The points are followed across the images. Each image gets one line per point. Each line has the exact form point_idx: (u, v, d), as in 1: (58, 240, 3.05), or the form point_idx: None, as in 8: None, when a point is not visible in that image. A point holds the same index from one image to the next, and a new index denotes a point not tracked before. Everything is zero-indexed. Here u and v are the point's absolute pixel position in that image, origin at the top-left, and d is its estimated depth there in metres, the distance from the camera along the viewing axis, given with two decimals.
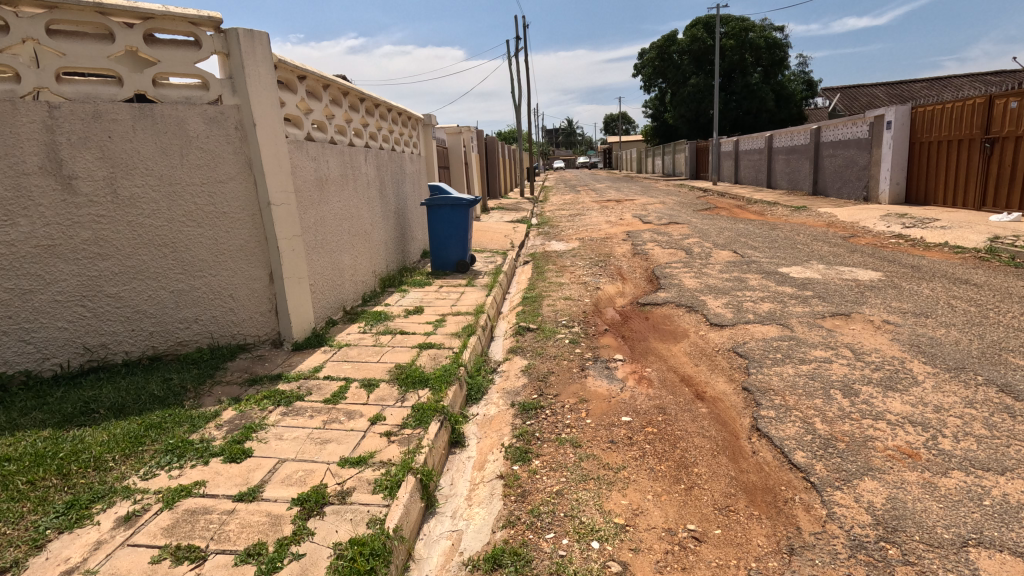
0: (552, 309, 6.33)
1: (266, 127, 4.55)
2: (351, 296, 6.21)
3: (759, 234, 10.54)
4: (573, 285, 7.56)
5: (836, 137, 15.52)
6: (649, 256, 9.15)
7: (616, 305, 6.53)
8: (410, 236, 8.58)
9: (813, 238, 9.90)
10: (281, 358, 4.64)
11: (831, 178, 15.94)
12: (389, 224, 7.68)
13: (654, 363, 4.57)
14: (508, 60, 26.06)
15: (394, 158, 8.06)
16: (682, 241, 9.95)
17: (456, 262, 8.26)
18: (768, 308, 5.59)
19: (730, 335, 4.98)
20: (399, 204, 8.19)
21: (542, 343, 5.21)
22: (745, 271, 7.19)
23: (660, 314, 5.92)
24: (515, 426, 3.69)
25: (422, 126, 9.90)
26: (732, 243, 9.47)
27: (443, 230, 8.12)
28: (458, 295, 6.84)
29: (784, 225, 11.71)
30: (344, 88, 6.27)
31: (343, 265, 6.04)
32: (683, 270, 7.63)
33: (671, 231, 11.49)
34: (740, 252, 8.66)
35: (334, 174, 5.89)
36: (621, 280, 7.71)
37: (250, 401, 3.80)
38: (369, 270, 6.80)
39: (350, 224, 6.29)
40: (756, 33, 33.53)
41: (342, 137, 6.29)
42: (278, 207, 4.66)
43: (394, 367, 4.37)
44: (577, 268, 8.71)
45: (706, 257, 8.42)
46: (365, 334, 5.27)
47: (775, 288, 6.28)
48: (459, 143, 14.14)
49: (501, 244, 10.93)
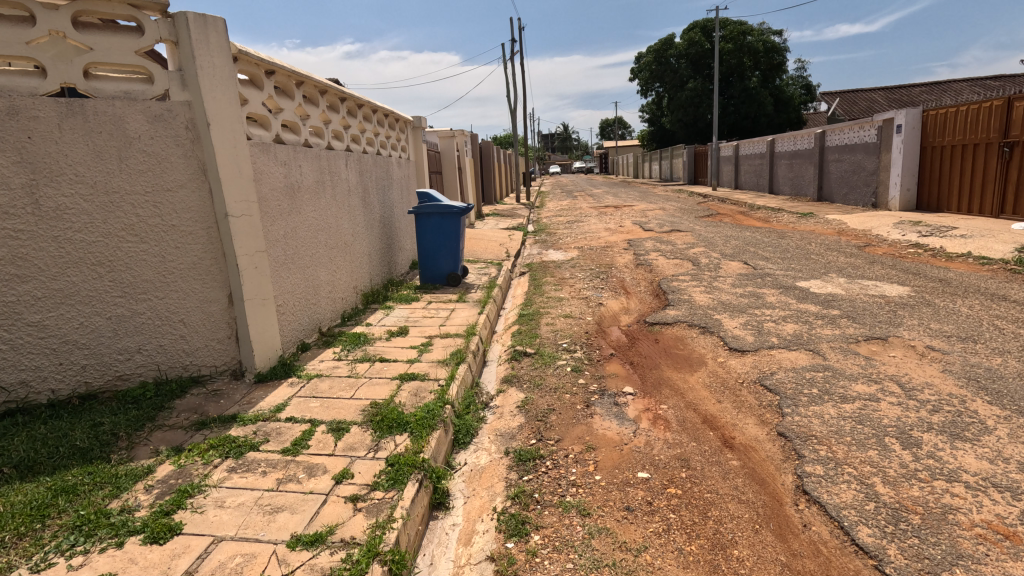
0: (552, 329, 5.73)
1: (223, 127, 3.96)
2: (328, 316, 5.60)
3: (768, 243, 10.01)
4: (573, 300, 6.97)
5: (842, 141, 15.04)
6: (654, 267, 8.58)
7: (621, 324, 5.94)
8: (397, 247, 7.99)
9: (826, 247, 9.37)
10: (240, 393, 4.02)
11: (837, 184, 15.44)
12: (374, 234, 7.08)
13: (670, 398, 3.98)
14: (503, 64, 25.60)
15: (379, 163, 7.47)
16: (687, 252, 9.41)
17: (446, 274, 7.67)
18: (793, 330, 5.01)
19: (755, 363, 4.40)
20: (385, 212, 7.61)
21: (541, 372, 4.62)
22: (761, 286, 6.63)
23: (671, 335, 5.33)
24: (510, 484, 3.08)
25: (411, 129, 9.33)
26: (742, 253, 8.91)
27: (433, 240, 7.52)
28: (448, 313, 6.24)
29: (793, 233, 11.17)
30: (320, 85, 5.67)
31: (318, 283, 5.44)
32: (692, 284, 7.06)
33: (674, 239, 10.93)
34: (752, 263, 8.11)
35: (308, 180, 5.28)
36: (625, 295, 7.12)
37: (193, 451, 3.17)
38: (350, 285, 6.20)
39: (328, 236, 5.69)
40: (754, 37, 33.17)
41: (318, 139, 5.69)
42: (238, 219, 4.06)
43: (369, 406, 3.76)
44: (577, 280, 8.12)
45: (715, 269, 7.86)
46: (340, 362, 4.65)
47: (797, 306, 5.72)
48: (452, 147, 13.57)
49: (496, 253, 10.34)
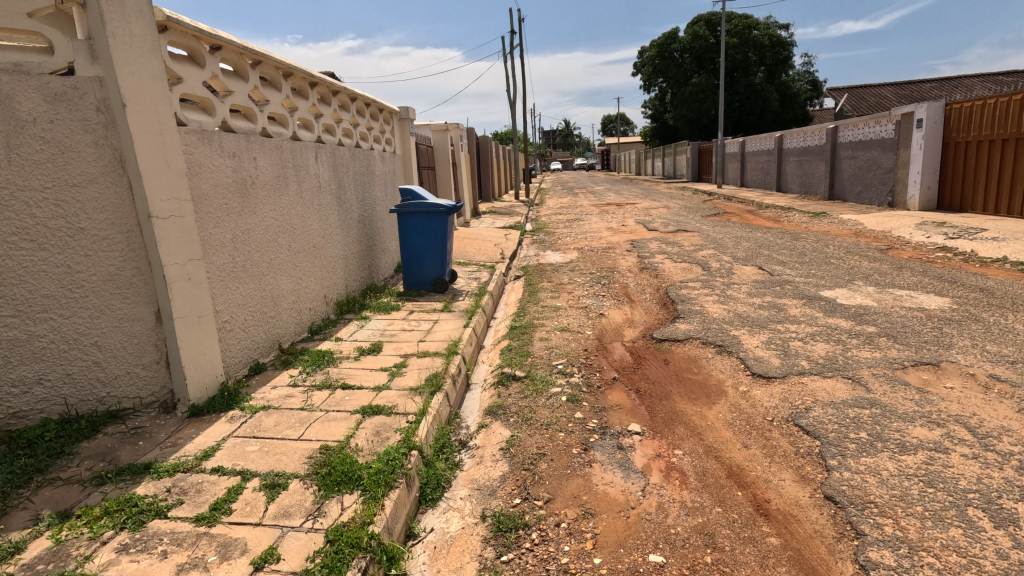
0: (546, 346, 5.04)
1: (144, 109, 3.26)
2: (291, 330, 4.92)
3: (782, 245, 9.32)
4: (571, 310, 6.27)
5: (857, 137, 14.32)
6: (660, 272, 7.90)
7: (625, 340, 5.26)
8: (378, 248, 7.29)
9: (845, 250, 8.66)
10: (166, 431, 3.32)
11: (851, 182, 14.71)
12: (350, 235, 6.39)
13: (685, 440, 3.29)
14: (503, 58, 24.89)
15: (357, 156, 6.75)
16: (695, 254, 8.72)
17: (433, 280, 6.97)
18: (824, 351, 4.33)
19: (784, 395, 3.70)
20: (365, 211, 6.91)
21: (532, 401, 3.94)
22: (781, 295, 5.95)
23: (682, 355, 4.63)
24: (484, 567, 2.41)
25: (397, 120, 8.64)
26: (755, 257, 8.22)
27: (418, 242, 6.82)
28: (430, 326, 5.54)
29: (808, 234, 10.46)
30: (282, 65, 4.94)
31: (279, 293, 4.75)
32: (703, 293, 6.38)
33: (681, 241, 10.23)
34: (768, 268, 7.42)
35: (266, 175, 4.58)
36: (628, 305, 6.43)
37: (80, 520, 2.49)
38: (320, 293, 5.52)
39: (292, 239, 5.01)
40: (759, 31, 32.48)
41: (280, 128, 4.98)
42: (166, 221, 3.37)
43: (318, 452, 3.07)
44: (576, 287, 7.42)
45: (728, 275, 7.17)
46: (296, 388, 3.95)
47: (825, 320, 5.02)
48: (445, 141, 12.87)
49: (490, 255, 9.65)
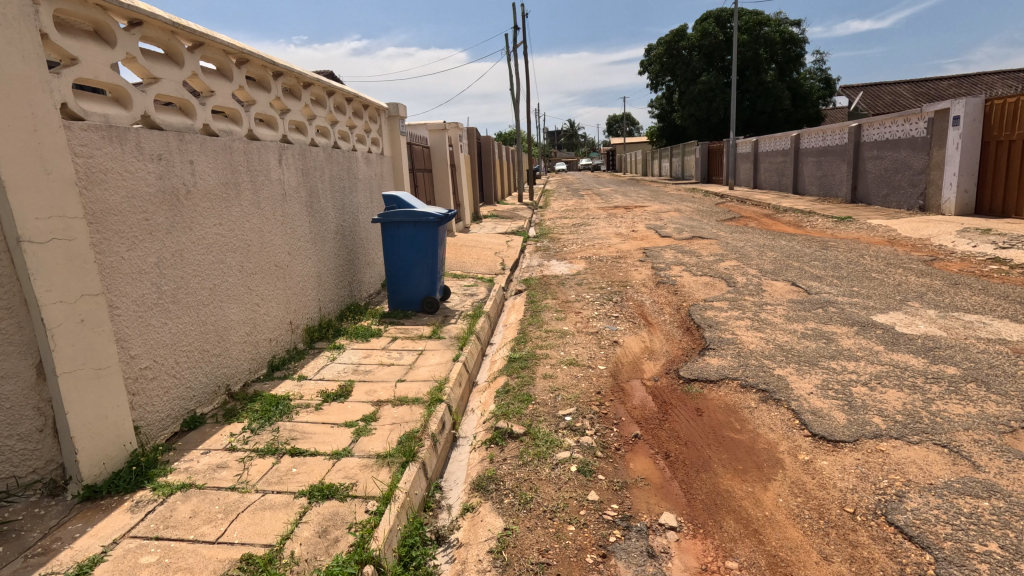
0: (551, 388, 4.18)
1: (8, 96, 2.41)
2: (243, 368, 4.09)
3: (812, 255, 8.44)
4: (580, 336, 5.40)
5: (884, 136, 13.42)
6: (679, 288, 7.04)
7: (645, 378, 4.41)
8: (360, 262, 6.46)
9: (885, 261, 7.77)
10: (43, 529, 2.48)
11: (876, 184, 13.81)
12: (323, 250, 5.56)
13: (739, 543, 2.43)
14: (507, 57, 24.16)
15: (335, 158, 5.92)
16: (717, 266, 7.88)
17: (422, 298, 6.10)
18: (899, 401, 3.46)
19: (862, 471, 2.83)
20: (343, 221, 6.08)
21: (533, 471, 3.08)
22: (827, 321, 5.09)
23: (718, 403, 3.77)
24: None
25: (385, 118, 7.77)
26: (785, 270, 7.36)
27: (404, 256, 5.99)
28: (415, 358, 4.70)
29: (837, 242, 9.58)
30: (233, 48, 4.10)
31: (227, 325, 3.92)
32: (733, 316, 5.53)
33: (698, 249, 9.38)
34: (802, 284, 6.56)
35: (207, 182, 3.75)
36: (646, 330, 5.58)
37: None
38: (283, 320, 4.68)
39: (245, 258, 4.17)
40: (771, 28, 31.53)
41: (229, 124, 4.14)
42: (46, 246, 2.53)
43: (236, 568, 2.22)
44: (585, 305, 6.58)
45: (758, 293, 6.30)
46: (232, 454, 3.10)
47: (889, 356, 4.16)
48: (443, 141, 12.04)
49: (490, 266, 8.80)
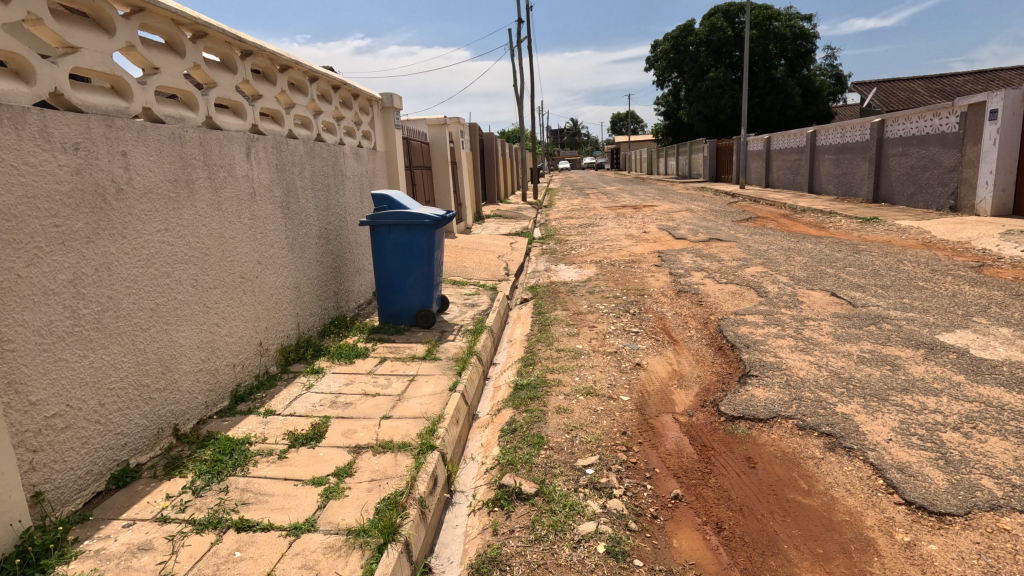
0: (566, 428, 3.48)
1: None
2: (196, 403, 3.40)
3: (844, 259, 7.74)
4: (597, 356, 4.69)
5: (910, 132, 12.71)
6: (702, 297, 6.35)
7: (678, 413, 3.71)
8: (347, 269, 5.76)
9: (928, 268, 7.05)
10: None
11: (901, 182, 13.08)
12: (303, 257, 4.87)
13: None
14: (511, 52, 23.48)
15: (318, 153, 5.23)
16: (742, 273, 7.18)
17: (416, 311, 5.41)
18: (1008, 455, 2.76)
19: (989, 564, 2.14)
20: (327, 223, 5.38)
21: (547, 553, 2.39)
22: (885, 341, 4.39)
23: (774, 452, 3.07)
24: None
25: (378, 109, 7.08)
26: (820, 277, 6.64)
27: (396, 263, 5.30)
28: (405, 386, 4.01)
29: (869, 245, 8.87)
30: (185, 18, 3.41)
31: (175, 352, 3.23)
32: (771, 333, 4.83)
33: (718, 253, 8.68)
34: (843, 294, 5.86)
35: (148, 180, 3.06)
36: (671, 349, 4.89)
37: None
38: (251, 341, 3.99)
39: (200, 270, 3.47)
40: (781, 23, 30.72)
41: (180, 108, 3.45)
42: None
43: None
44: (599, 317, 5.88)
45: (794, 305, 5.60)
46: (162, 529, 2.41)
47: (974, 389, 3.46)
48: (443, 137, 11.34)
49: (492, 271, 8.10)
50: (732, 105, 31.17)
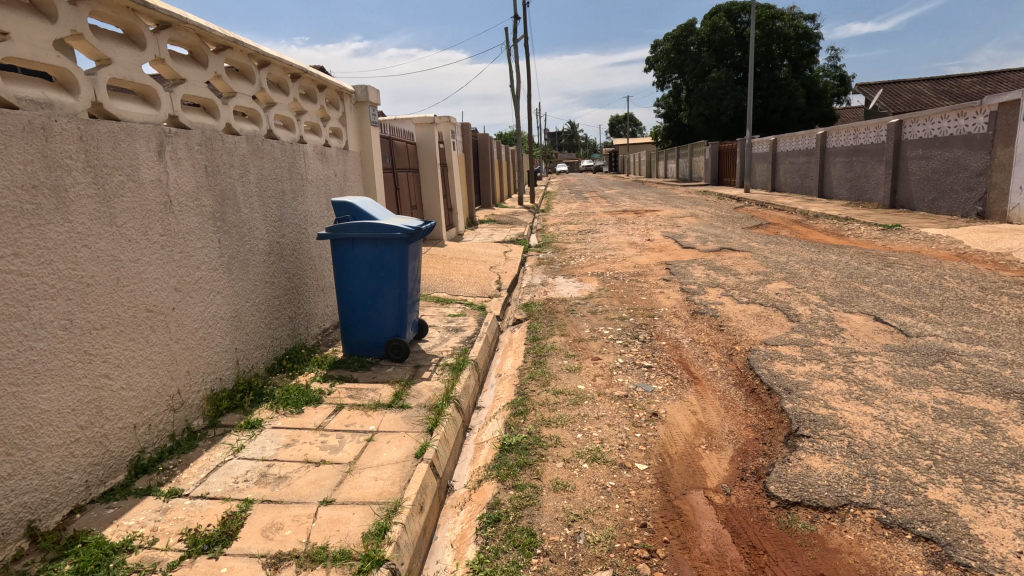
0: (566, 518, 2.61)
1: None
2: (68, 487, 2.53)
3: (877, 274, 6.89)
4: (603, 403, 3.80)
5: (932, 133, 11.91)
6: (722, 320, 5.49)
7: (713, 490, 2.85)
8: (306, 288, 4.89)
9: (976, 285, 6.21)
10: None
11: (921, 186, 12.29)
12: (245, 279, 3.99)
13: None
14: (508, 52, 22.67)
15: (268, 152, 4.35)
16: (765, 290, 6.33)
17: (387, 340, 4.54)
18: None
19: None
20: (280, 236, 4.49)
21: None
22: (961, 387, 3.53)
23: (856, 567, 2.21)
24: None
25: (350, 104, 6.19)
26: (856, 297, 5.78)
27: (362, 284, 4.43)
28: (360, 449, 3.13)
29: (898, 256, 8.04)
30: None
31: (31, 423, 2.36)
32: (816, 373, 3.96)
33: (733, 266, 7.83)
34: (889, 319, 5.01)
35: None
36: (693, 391, 4.03)
37: None
38: (164, 391, 3.12)
39: (77, 305, 2.60)
40: (784, 22, 29.93)
41: (50, 89, 2.59)
42: None
43: None
44: (605, 346, 5.01)
45: (834, 333, 4.74)
46: None
47: None
48: (432, 137, 10.46)
49: (483, 286, 7.24)
50: (734, 107, 30.38)
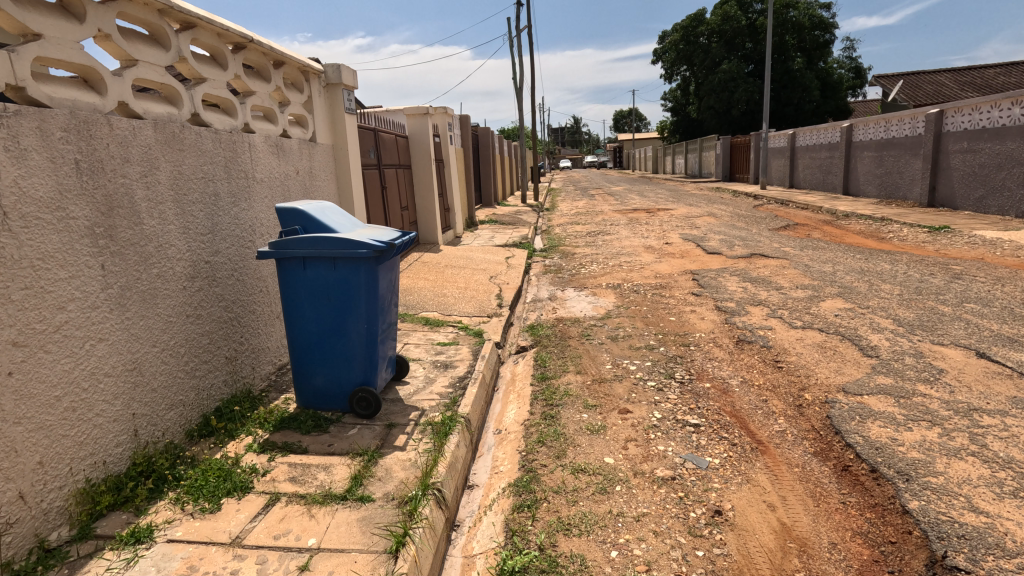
0: None
1: None
2: None
3: (950, 288, 5.78)
4: (643, 492, 2.72)
5: (980, 125, 10.76)
6: (777, 353, 4.40)
7: None
8: (250, 318, 3.81)
9: None
10: None
11: (966, 183, 11.17)
12: (153, 316, 2.93)
13: None
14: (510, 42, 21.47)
15: (191, 142, 3.28)
16: (820, 310, 5.24)
17: (351, 390, 3.46)
18: None
19: None
20: (211, 254, 3.43)
21: None
22: None
23: None
24: None
25: (316, 86, 5.08)
26: (941, 322, 4.67)
27: (318, 317, 3.36)
28: None
29: (962, 265, 6.94)
30: None
31: None
32: (934, 444, 2.87)
33: (773, 277, 6.72)
34: (997, 355, 3.91)
35: None
36: (762, 467, 2.93)
37: None
38: None
39: None
40: (799, 11, 28.43)
41: None
42: None
43: None
44: (633, 390, 3.92)
45: (932, 377, 3.65)
46: None
47: None
48: (425, 129, 9.35)
49: (481, 302, 6.16)
50: (746, 100, 29.14)
